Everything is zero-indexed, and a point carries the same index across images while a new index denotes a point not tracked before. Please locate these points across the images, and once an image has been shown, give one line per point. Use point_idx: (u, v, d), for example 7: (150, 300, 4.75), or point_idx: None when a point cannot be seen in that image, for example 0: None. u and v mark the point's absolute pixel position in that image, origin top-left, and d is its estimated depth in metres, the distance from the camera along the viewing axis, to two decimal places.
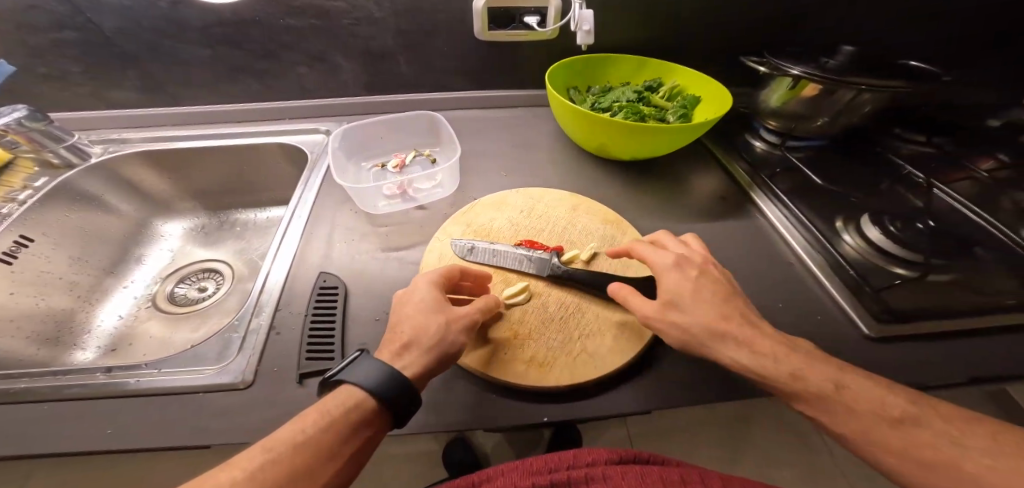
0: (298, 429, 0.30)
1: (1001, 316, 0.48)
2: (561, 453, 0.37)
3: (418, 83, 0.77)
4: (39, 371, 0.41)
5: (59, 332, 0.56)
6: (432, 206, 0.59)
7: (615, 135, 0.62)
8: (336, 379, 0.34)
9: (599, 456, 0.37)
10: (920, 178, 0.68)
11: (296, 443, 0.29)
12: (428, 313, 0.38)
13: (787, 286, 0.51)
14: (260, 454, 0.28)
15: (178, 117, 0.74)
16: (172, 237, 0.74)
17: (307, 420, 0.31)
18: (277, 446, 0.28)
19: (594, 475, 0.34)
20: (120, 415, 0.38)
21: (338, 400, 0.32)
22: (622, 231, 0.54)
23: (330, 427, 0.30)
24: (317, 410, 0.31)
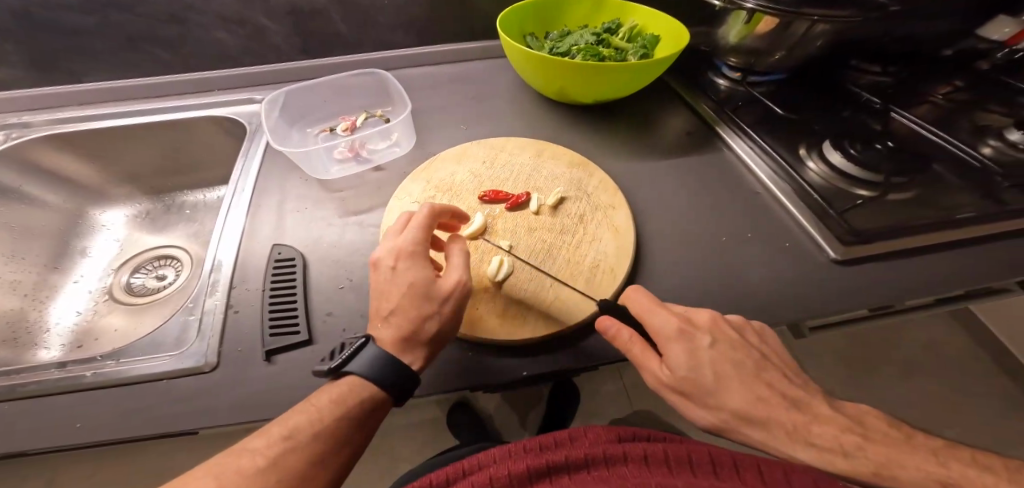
0: (314, 417, 0.30)
1: (959, 228, 0.49)
2: (555, 434, 0.36)
3: (360, 42, 0.71)
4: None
5: (16, 333, 0.52)
6: (389, 167, 0.56)
7: (575, 78, 0.59)
8: (343, 369, 0.32)
9: (596, 436, 0.36)
10: (879, 104, 0.68)
11: (311, 433, 0.29)
12: (416, 295, 0.35)
13: (757, 215, 0.51)
14: (307, 429, 0.29)
15: (94, 95, 0.66)
16: (114, 226, 0.68)
17: (349, 392, 0.32)
18: (325, 420, 0.30)
19: (596, 457, 0.33)
20: (66, 412, 0.35)
21: (355, 387, 0.32)
22: (588, 173, 0.52)
23: (361, 408, 0.32)
24: (328, 398, 0.31)
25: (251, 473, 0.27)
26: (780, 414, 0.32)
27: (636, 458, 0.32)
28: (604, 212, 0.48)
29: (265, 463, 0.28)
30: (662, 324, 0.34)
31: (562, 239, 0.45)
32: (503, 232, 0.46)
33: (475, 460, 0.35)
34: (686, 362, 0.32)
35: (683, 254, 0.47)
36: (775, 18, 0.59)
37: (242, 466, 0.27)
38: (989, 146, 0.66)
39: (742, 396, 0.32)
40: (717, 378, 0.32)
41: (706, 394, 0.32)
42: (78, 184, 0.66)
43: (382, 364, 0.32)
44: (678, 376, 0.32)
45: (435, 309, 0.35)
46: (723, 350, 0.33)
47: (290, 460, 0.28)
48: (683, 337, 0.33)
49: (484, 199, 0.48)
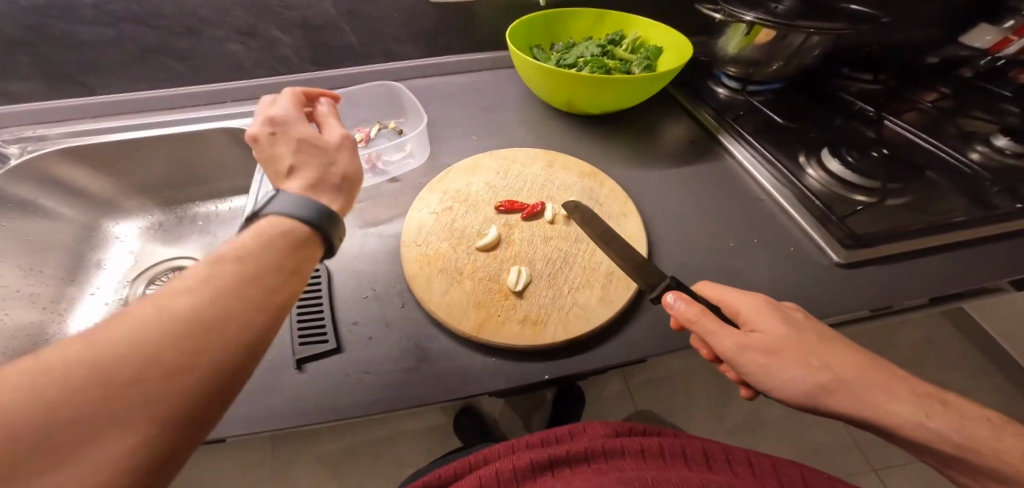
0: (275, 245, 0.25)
1: (953, 232, 0.51)
2: (555, 433, 0.38)
3: (370, 54, 0.73)
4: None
5: (35, 346, 0.53)
6: (404, 178, 0.57)
7: (583, 89, 0.61)
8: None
9: (596, 432, 0.38)
10: (872, 112, 0.71)
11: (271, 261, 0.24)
12: None
13: (762, 221, 0.53)
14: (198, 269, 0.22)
15: (108, 107, 0.67)
16: (127, 238, 0.69)
17: (252, 241, 0.25)
18: (226, 256, 0.23)
19: (595, 449, 0.35)
20: None
21: (282, 231, 0.26)
22: (599, 182, 0.54)
23: (278, 251, 0.25)
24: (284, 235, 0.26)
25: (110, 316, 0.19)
26: (885, 379, 0.32)
27: (633, 452, 0.34)
28: (616, 221, 0.50)
29: (177, 302, 0.20)
30: (745, 301, 0.36)
31: (577, 247, 0.47)
32: (518, 241, 0.47)
33: (481, 455, 0.37)
34: (779, 325, 0.34)
35: (692, 260, 0.49)
36: (773, 30, 0.62)
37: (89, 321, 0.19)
38: (977, 151, 0.69)
39: (850, 361, 0.32)
40: (819, 345, 0.33)
41: (804, 356, 0.32)
42: (91, 196, 0.66)
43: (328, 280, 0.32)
44: (764, 341, 0.33)
45: None
46: (817, 324, 0.35)
47: (186, 287, 0.21)
48: (777, 308, 0.35)
49: (500, 209, 0.50)
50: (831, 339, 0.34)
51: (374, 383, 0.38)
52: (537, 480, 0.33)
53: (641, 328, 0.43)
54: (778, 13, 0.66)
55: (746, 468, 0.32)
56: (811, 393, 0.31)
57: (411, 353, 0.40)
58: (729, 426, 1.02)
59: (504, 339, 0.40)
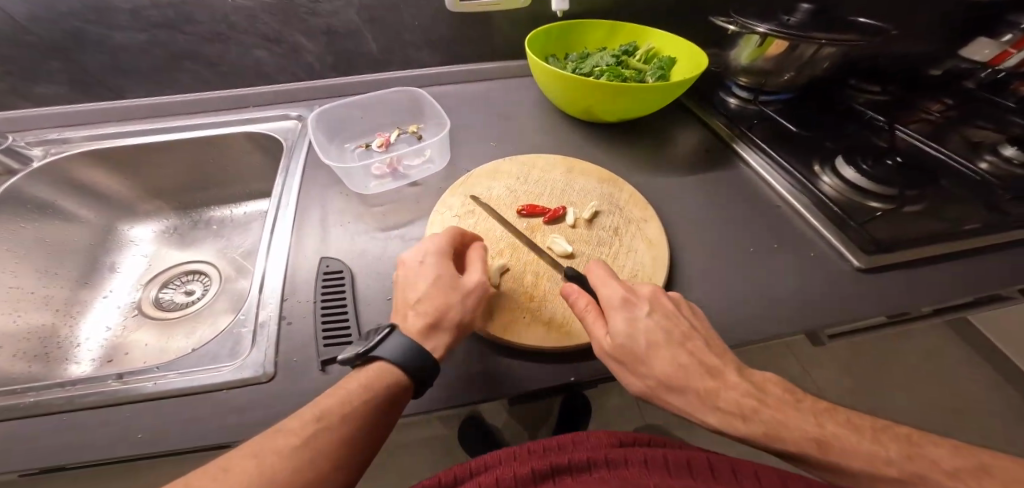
0: (344, 400, 0.31)
1: (971, 239, 0.52)
2: (558, 439, 0.37)
3: (388, 62, 0.74)
4: (47, 383, 0.38)
5: (47, 349, 0.52)
6: (425, 182, 0.58)
7: (601, 97, 0.62)
8: (371, 355, 0.34)
9: (599, 440, 0.37)
10: (882, 122, 0.72)
11: (340, 415, 0.31)
12: (446, 288, 0.38)
13: (779, 227, 0.54)
14: (308, 425, 0.29)
15: (131, 112, 0.68)
16: (142, 241, 0.69)
17: (352, 388, 0.32)
18: (336, 405, 0.31)
19: (597, 459, 0.34)
20: (132, 421, 0.35)
21: (378, 375, 0.34)
22: (618, 188, 0.54)
23: (370, 394, 0.32)
24: (359, 382, 0.33)
25: (272, 449, 0.28)
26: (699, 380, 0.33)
27: (638, 461, 0.33)
28: (637, 226, 0.50)
29: (255, 456, 0.27)
30: (607, 292, 0.38)
31: (599, 251, 0.47)
32: (543, 245, 0.48)
33: (481, 460, 0.36)
34: (623, 329, 0.35)
35: (711, 265, 0.49)
36: (785, 42, 0.63)
37: (263, 446, 0.28)
38: (987, 161, 0.70)
39: (674, 361, 0.34)
40: (650, 347, 0.34)
41: (638, 361, 0.34)
42: (112, 199, 0.67)
43: (406, 354, 0.34)
44: (610, 346, 0.35)
45: (461, 298, 0.38)
46: (660, 321, 0.36)
47: (255, 456, 0.27)
48: (626, 306, 0.37)
49: (522, 214, 0.50)
50: (679, 338, 0.35)
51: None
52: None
53: None
54: (791, 25, 0.67)
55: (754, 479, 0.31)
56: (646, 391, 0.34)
57: None
58: None
59: (531, 341, 0.40)
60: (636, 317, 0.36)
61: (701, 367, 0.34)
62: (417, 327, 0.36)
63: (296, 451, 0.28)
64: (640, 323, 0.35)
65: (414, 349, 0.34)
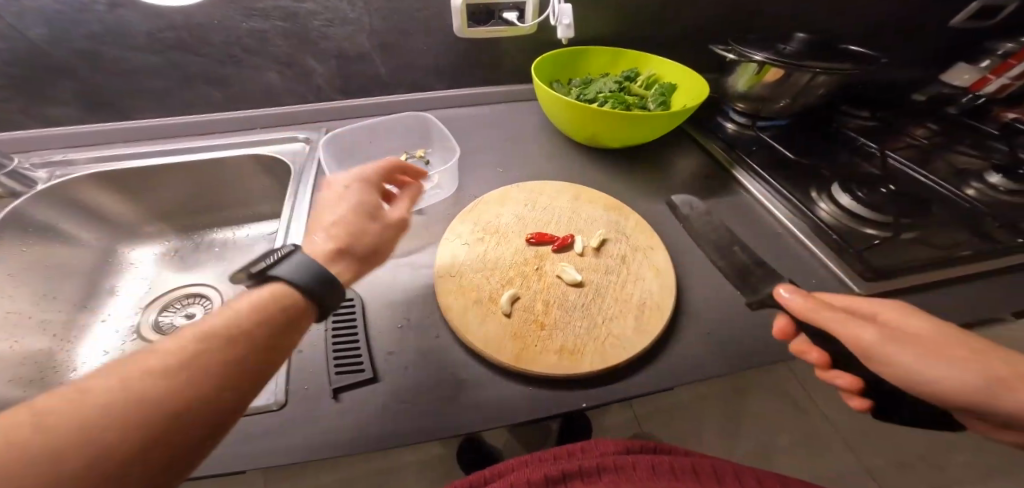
0: (234, 317, 0.26)
1: (966, 265, 0.54)
2: (569, 446, 0.41)
3: (397, 85, 0.75)
4: None
5: (42, 373, 0.52)
6: (432, 208, 0.58)
7: (607, 124, 0.63)
8: (269, 274, 0.30)
9: (606, 448, 0.40)
10: (873, 148, 0.75)
11: (226, 335, 0.25)
12: (363, 216, 0.38)
13: (780, 253, 0.55)
14: (186, 344, 0.24)
15: (141, 133, 0.68)
16: (143, 264, 0.68)
17: (239, 314, 0.27)
18: (207, 333, 0.25)
19: (605, 465, 0.36)
20: None
21: (277, 296, 0.29)
22: (624, 215, 0.55)
23: (268, 319, 0.28)
24: (251, 302, 0.28)
25: (106, 386, 0.21)
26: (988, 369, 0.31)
27: (644, 467, 0.35)
28: (644, 253, 0.51)
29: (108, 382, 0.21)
30: (796, 293, 0.40)
31: (607, 279, 0.48)
32: (552, 273, 0.48)
33: (496, 469, 0.40)
34: (889, 311, 0.37)
35: (718, 292, 0.50)
36: (781, 70, 0.66)
37: (90, 384, 0.21)
38: (973, 188, 0.73)
39: (872, 331, 0.35)
40: (841, 315, 0.36)
41: (836, 323, 0.36)
42: (116, 222, 0.67)
43: (310, 273, 0.31)
44: (834, 315, 0.36)
45: (378, 227, 0.39)
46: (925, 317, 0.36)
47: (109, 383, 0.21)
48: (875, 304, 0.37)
49: (531, 242, 0.51)
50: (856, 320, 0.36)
51: (408, 416, 0.38)
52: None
53: (677, 360, 0.43)
54: (785, 54, 0.70)
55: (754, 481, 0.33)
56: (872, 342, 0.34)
57: (446, 384, 0.40)
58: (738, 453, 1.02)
59: (544, 369, 0.40)
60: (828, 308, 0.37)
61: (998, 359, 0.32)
62: (324, 249, 0.35)
63: (180, 351, 0.23)
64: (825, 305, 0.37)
65: (319, 272, 0.31)
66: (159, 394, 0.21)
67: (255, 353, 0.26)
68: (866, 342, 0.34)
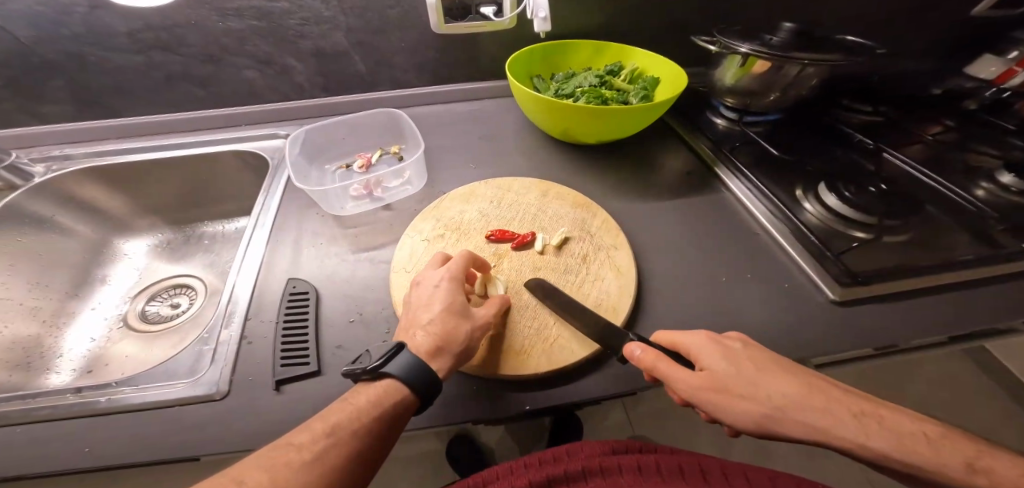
0: (355, 415, 0.31)
1: (961, 272, 0.49)
2: (555, 449, 0.42)
3: (378, 82, 0.76)
4: (8, 396, 0.39)
5: (30, 358, 0.53)
6: (399, 205, 0.58)
7: (579, 119, 0.62)
8: (381, 371, 0.34)
9: (591, 450, 0.41)
10: (871, 144, 0.71)
11: (349, 432, 0.30)
12: (455, 315, 0.39)
13: (754, 255, 0.53)
14: (316, 441, 0.29)
15: (133, 129, 0.71)
16: (136, 255, 0.71)
17: (361, 410, 0.32)
18: (339, 432, 0.30)
19: (591, 467, 0.38)
20: (86, 437, 0.36)
21: (387, 392, 0.33)
22: (592, 213, 0.54)
23: (385, 417, 0.32)
24: (369, 397, 0.33)
25: (258, 481, 0.26)
26: (829, 407, 0.31)
27: (630, 468, 0.37)
28: (606, 253, 0.49)
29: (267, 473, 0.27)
30: (689, 337, 0.38)
31: (565, 278, 0.47)
32: (509, 272, 0.47)
33: (481, 476, 0.40)
34: (720, 362, 0.34)
35: (682, 295, 0.48)
36: (768, 62, 0.63)
37: (249, 478, 0.26)
38: (983, 189, 0.67)
39: (784, 385, 0.33)
40: (754, 373, 0.34)
41: (746, 388, 0.33)
42: (109, 215, 0.70)
43: (417, 371, 0.34)
44: (712, 379, 0.34)
45: (471, 328, 0.39)
46: (754, 353, 0.36)
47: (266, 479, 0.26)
48: (718, 343, 0.36)
49: (491, 239, 0.50)
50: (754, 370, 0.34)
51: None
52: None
53: (626, 362, 0.41)
54: (775, 45, 0.67)
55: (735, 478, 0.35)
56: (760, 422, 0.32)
57: None
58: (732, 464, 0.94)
59: (487, 369, 0.39)
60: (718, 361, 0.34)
61: (827, 390, 0.33)
62: (424, 347, 0.36)
63: (315, 459, 0.28)
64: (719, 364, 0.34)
65: (421, 365, 0.35)
66: None
67: (361, 456, 0.30)
68: (764, 414, 0.32)
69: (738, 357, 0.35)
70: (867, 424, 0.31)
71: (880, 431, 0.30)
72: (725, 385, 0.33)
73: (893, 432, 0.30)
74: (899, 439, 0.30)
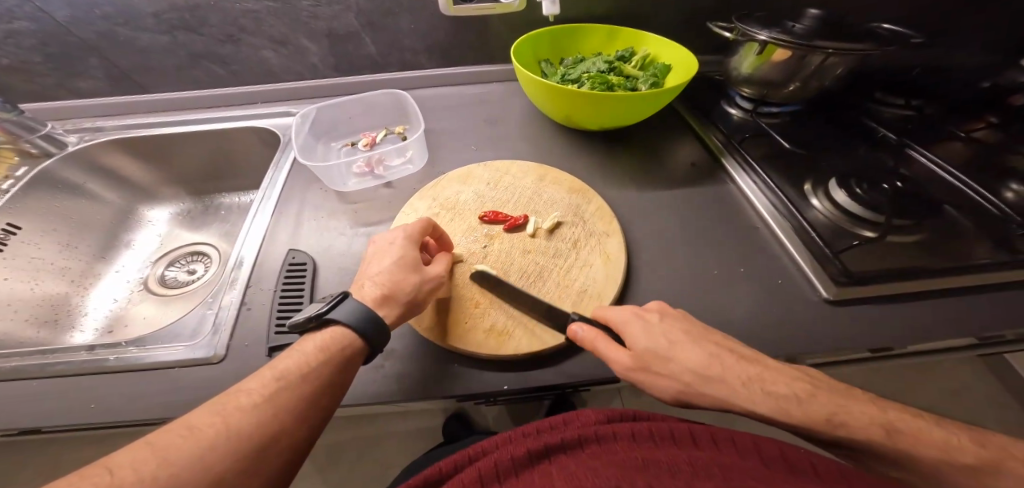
0: (301, 363, 0.33)
1: (972, 275, 0.47)
2: (552, 419, 0.35)
3: (388, 63, 0.77)
4: (31, 351, 0.43)
5: (57, 314, 0.58)
6: (400, 183, 0.60)
7: (583, 105, 0.61)
8: (328, 318, 0.36)
9: (589, 418, 0.35)
10: (894, 139, 0.66)
11: (297, 376, 0.32)
12: (408, 269, 0.40)
13: (751, 249, 0.51)
14: (265, 386, 0.31)
15: (159, 105, 0.75)
16: (158, 222, 0.75)
17: (307, 357, 0.34)
18: (285, 377, 0.32)
19: (588, 436, 0.32)
20: (98, 391, 0.39)
21: (331, 339, 0.35)
22: (587, 199, 0.53)
23: (332, 360, 0.34)
24: (314, 345, 0.35)
25: (211, 424, 0.28)
26: (739, 370, 0.34)
27: (626, 436, 0.32)
28: (597, 239, 0.49)
29: (216, 415, 0.29)
30: (615, 312, 0.39)
31: (554, 261, 0.47)
32: (498, 252, 0.48)
33: (477, 449, 0.34)
34: (644, 338, 0.36)
35: (673, 287, 0.47)
36: (788, 51, 0.59)
37: (199, 423, 0.29)
38: (1011, 191, 0.62)
39: (697, 356, 0.34)
40: (671, 348, 0.35)
41: (661, 363, 0.35)
42: (135, 183, 0.74)
43: (359, 314, 0.36)
44: (638, 355, 0.35)
45: (421, 280, 0.40)
46: (673, 324, 0.38)
47: (209, 423, 0.28)
48: (638, 318, 0.38)
49: (485, 219, 0.51)
50: (671, 343, 0.36)
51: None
52: (536, 467, 0.30)
53: None
54: (798, 34, 0.63)
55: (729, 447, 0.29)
56: (679, 394, 0.34)
57: None
58: None
59: (466, 346, 0.40)
60: (637, 335, 0.36)
61: (734, 354, 0.35)
62: (372, 296, 0.38)
63: (259, 402, 0.30)
64: (642, 339, 0.36)
65: (370, 315, 0.37)
66: (245, 437, 0.28)
67: (308, 396, 0.32)
68: (681, 387, 0.34)
69: (664, 331, 0.37)
70: (772, 378, 0.33)
71: (785, 381, 0.33)
72: (649, 362, 0.35)
73: (774, 396, 0.32)
74: (807, 387, 0.33)
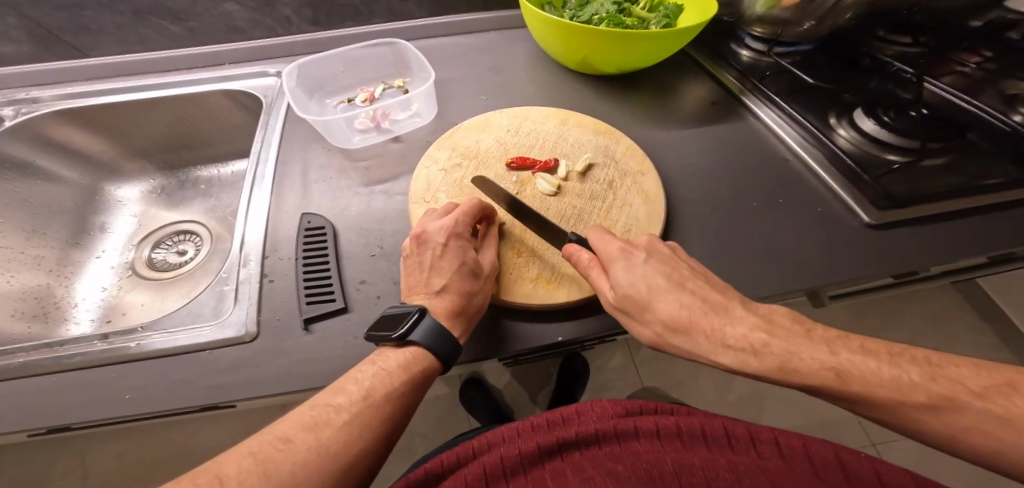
0: (387, 381, 0.31)
1: (1004, 194, 0.48)
2: (561, 410, 0.32)
3: (373, 12, 0.69)
4: (34, 344, 0.38)
5: (45, 309, 0.54)
6: (409, 137, 0.55)
7: (599, 45, 0.57)
8: (409, 341, 0.32)
9: (605, 410, 0.31)
10: (910, 73, 0.65)
11: (384, 395, 0.30)
12: (467, 276, 0.37)
13: (785, 180, 0.51)
14: (354, 403, 0.29)
15: (103, 70, 0.64)
16: (131, 202, 0.68)
17: (393, 375, 0.31)
18: (373, 394, 0.30)
19: (607, 433, 0.29)
20: (120, 384, 0.35)
21: (417, 358, 0.33)
22: (614, 140, 0.51)
23: (414, 382, 0.32)
24: (398, 362, 0.32)
25: (308, 439, 0.27)
26: (710, 318, 0.32)
27: (649, 433, 0.28)
28: (633, 179, 0.47)
29: (311, 429, 0.27)
30: (605, 245, 0.37)
31: (593, 204, 0.45)
32: (532, 197, 0.45)
33: (483, 439, 0.30)
34: (625, 278, 0.34)
35: (715, 225, 0.46)
36: None
37: (296, 435, 0.27)
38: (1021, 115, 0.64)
39: (672, 304, 0.33)
40: (653, 295, 0.34)
41: (643, 310, 0.34)
42: (96, 160, 0.66)
43: (440, 338, 0.33)
44: (614, 296, 0.35)
45: (484, 285, 0.38)
46: (657, 265, 0.36)
47: (303, 440, 0.27)
48: (623, 256, 0.36)
49: (512, 166, 0.48)
50: (655, 286, 0.34)
51: (369, 346, 0.37)
52: (547, 468, 0.27)
53: None
54: None
55: (775, 451, 0.25)
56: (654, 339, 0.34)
57: None
58: (734, 399, 0.97)
59: (522, 299, 0.38)
60: (623, 268, 0.35)
61: (706, 304, 0.33)
62: (439, 308, 0.35)
63: (350, 424, 0.28)
64: (628, 274, 0.34)
65: (447, 334, 0.34)
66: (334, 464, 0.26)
67: (392, 416, 0.30)
68: (651, 334, 0.34)
69: (651, 268, 0.35)
70: (732, 324, 0.32)
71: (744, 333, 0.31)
72: (628, 309, 0.34)
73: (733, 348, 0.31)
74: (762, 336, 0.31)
